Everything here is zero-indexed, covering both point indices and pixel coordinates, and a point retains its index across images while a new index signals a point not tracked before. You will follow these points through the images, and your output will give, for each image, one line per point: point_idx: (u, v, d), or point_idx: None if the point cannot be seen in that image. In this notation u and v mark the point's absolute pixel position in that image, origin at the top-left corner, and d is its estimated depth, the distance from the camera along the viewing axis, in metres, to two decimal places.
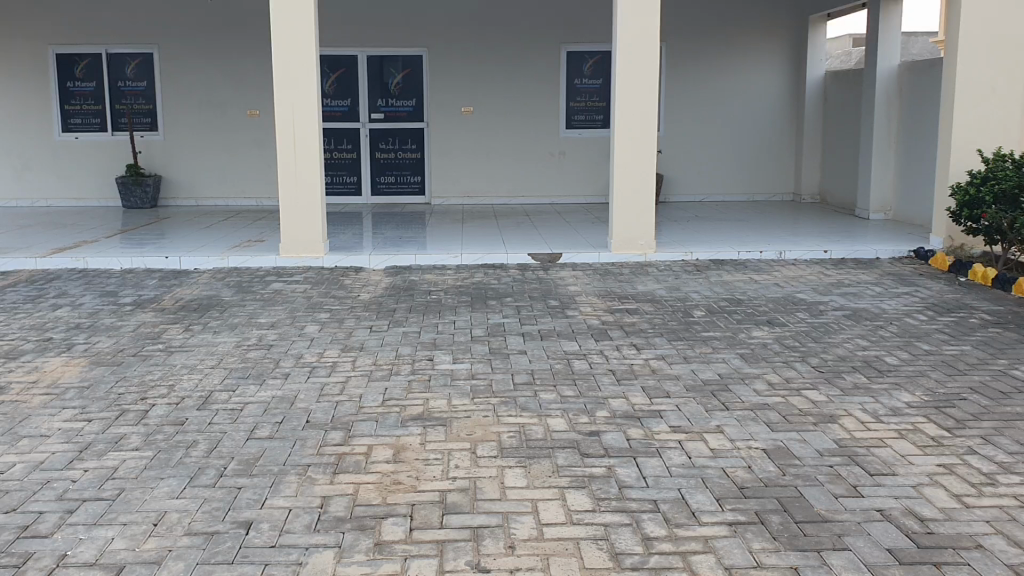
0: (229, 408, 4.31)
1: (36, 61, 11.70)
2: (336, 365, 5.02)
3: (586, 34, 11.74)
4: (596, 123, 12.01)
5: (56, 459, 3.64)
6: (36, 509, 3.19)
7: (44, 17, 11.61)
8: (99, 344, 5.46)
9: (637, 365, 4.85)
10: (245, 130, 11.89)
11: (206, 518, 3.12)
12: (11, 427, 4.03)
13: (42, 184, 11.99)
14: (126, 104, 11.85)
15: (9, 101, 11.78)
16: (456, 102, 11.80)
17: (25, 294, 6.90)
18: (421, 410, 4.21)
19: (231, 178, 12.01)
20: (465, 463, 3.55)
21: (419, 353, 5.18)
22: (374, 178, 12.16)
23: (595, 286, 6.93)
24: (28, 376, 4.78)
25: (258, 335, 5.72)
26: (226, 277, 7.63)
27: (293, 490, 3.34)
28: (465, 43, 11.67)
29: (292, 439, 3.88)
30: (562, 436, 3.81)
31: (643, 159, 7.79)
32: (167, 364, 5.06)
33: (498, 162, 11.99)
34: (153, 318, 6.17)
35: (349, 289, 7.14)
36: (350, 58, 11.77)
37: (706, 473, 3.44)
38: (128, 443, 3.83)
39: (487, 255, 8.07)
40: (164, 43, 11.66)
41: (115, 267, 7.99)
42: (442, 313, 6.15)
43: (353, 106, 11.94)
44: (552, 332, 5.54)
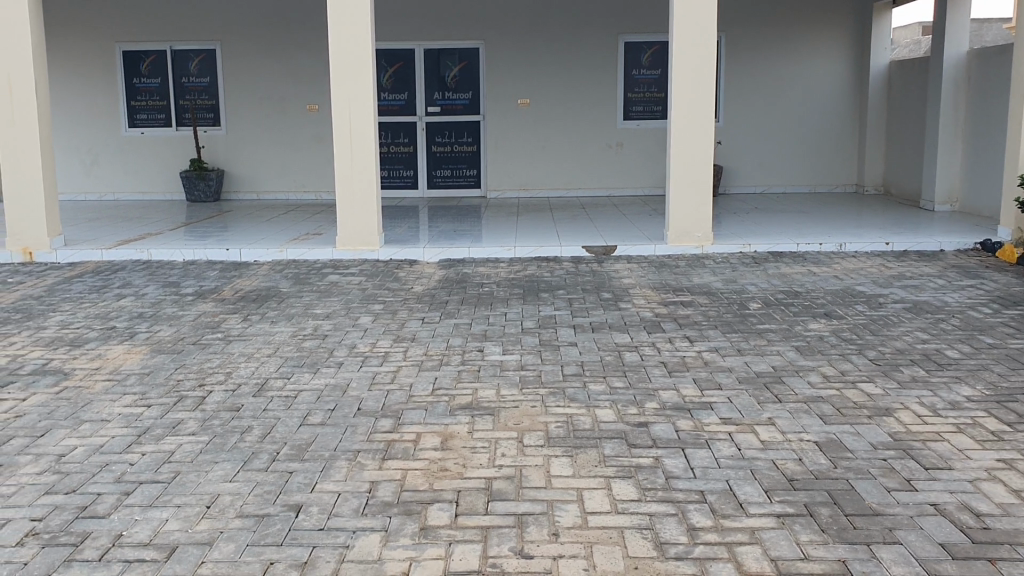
0: (283, 395, 4.39)
1: (104, 59, 12.02)
2: (388, 355, 5.07)
3: (644, 23, 11.62)
4: (655, 115, 11.90)
5: (116, 443, 3.75)
6: (94, 490, 3.29)
7: (111, 16, 11.93)
8: (160, 332, 5.61)
9: (690, 357, 4.81)
10: (305, 124, 12.05)
11: (259, 501, 3.19)
12: (74, 411, 4.16)
13: (110, 179, 12.33)
14: (189, 100, 12.10)
15: (79, 98, 12.13)
16: (513, 94, 11.81)
17: (91, 284, 7.12)
18: (470, 399, 4.23)
19: (291, 172, 12.19)
20: (512, 451, 3.56)
21: (470, 344, 5.20)
22: (431, 171, 12.25)
23: (650, 278, 6.88)
24: (92, 363, 4.93)
25: (314, 325, 5.81)
26: (285, 269, 7.76)
27: (343, 475, 3.40)
28: (522, 36, 11.67)
29: (343, 426, 3.93)
30: (610, 427, 3.79)
31: (700, 151, 7.70)
32: (225, 352, 5.17)
33: (555, 155, 11.98)
34: (212, 308, 6.31)
35: (403, 281, 7.19)
36: (407, 52, 11.87)
37: (756, 465, 3.39)
38: (185, 428, 3.93)
39: (541, 248, 8.07)
40: (227, 39, 11.88)
41: (179, 258, 8.19)
42: (494, 305, 6.17)
43: (409, 100, 12.03)
44: (604, 324, 5.51)
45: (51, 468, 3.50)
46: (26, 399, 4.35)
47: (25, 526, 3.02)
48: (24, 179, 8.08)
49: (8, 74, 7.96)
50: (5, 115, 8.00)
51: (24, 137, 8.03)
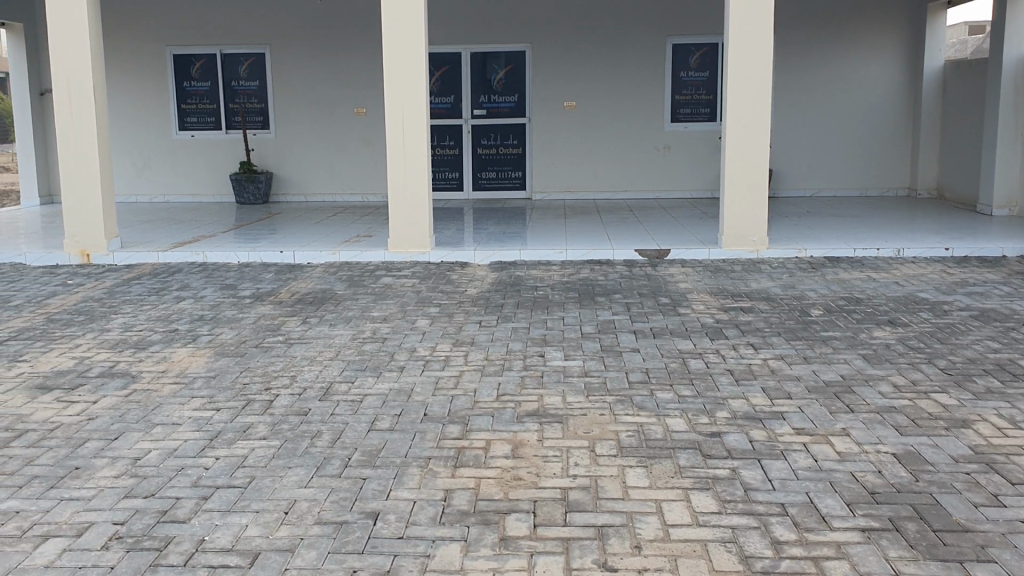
0: (349, 399, 4.41)
1: (155, 63, 12.19)
2: (448, 359, 5.06)
3: (693, 25, 11.53)
4: (703, 117, 11.79)
5: (189, 447, 3.78)
6: (173, 494, 3.32)
7: (163, 20, 12.10)
8: (222, 335, 5.66)
9: (756, 364, 4.75)
10: (353, 127, 12.12)
11: (335, 508, 3.19)
12: (145, 414, 4.21)
13: (161, 181, 12.49)
14: (239, 103, 12.23)
15: (131, 101, 12.30)
16: (560, 96, 11.79)
17: (149, 286, 7.21)
18: (536, 406, 4.21)
19: (339, 174, 12.27)
20: (585, 461, 3.54)
21: (531, 349, 5.18)
22: (476, 173, 12.27)
23: (706, 283, 6.82)
24: (158, 366, 4.98)
25: (373, 328, 5.83)
26: (338, 271, 7.81)
27: (416, 482, 3.39)
28: (569, 39, 11.65)
29: (412, 432, 3.93)
30: (682, 436, 3.76)
31: (756, 155, 7.63)
32: (288, 355, 5.21)
33: (602, 157, 11.93)
34: (271, 310, 6.35)
35: (456, 284, 7.20)
36: (453, 56, 11.91)
37: (835, 477, 3.34)
38: (256, 432, 3.96)
39: (593, 251, 8.03)
40: (276, 44, 11.99)
41: (234, 260, 8.28)
42: (550, 309, 6.14)
43: (455, 103, 12.07)
44: (664, 330, 5.48)
45: (127, 472, 3.54)
46: (97, 402, 4.40)
47: (107, 530, 3.06)
48: (82, 182, 8.21)
49: (68, 77, 8.08)
50: (65, 118, 8.12)
51: (83, 140, 8.14)
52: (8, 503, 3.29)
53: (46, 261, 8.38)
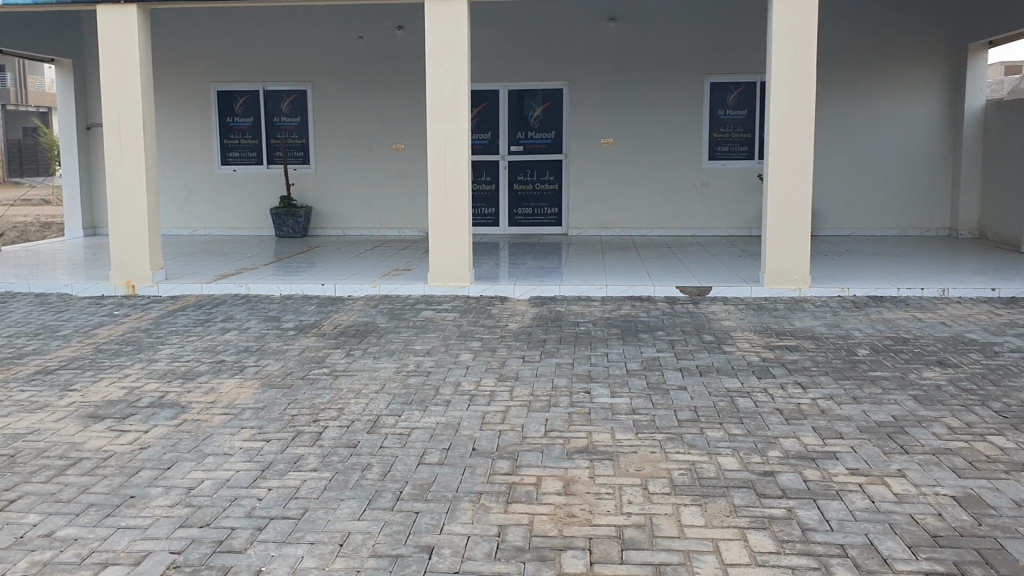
0: (396, 433, 4.41)
1: (200, 98, 12.43)
2: (494, 394, 5.05)
3: (732, 64, 11.57)
4: (741, 155, 11.79)
5: (242, 477, 3.80)
6: (228, 524, 3.34)
7: (208, 57, 12.35)
8: (268, 367, 5.71)
9: (805, 404, 4.69)
10: (391, 162, 12.24)
11: (390, 541, 3.19)
12: (196, 444, 4.24)
13: (202, 214, 12.67)
14: (280, 139, 12.40)
15: (175, 136, 12.53)
16: (598, 133, 11.86)
17: (195, 317, 7.30)
18: (585, 443, 4.19)
19: (377, 208, 12.38)
20: (638, 499, 3.51)
21: (577, 385, 5.16)
22: (512, 209, 12.32)
23: (749, 321, 6.78)
24: (207, 397, 5.02)
25: (416, 361, 5.85)
26: (379, 304, 7.85)
27: (469, 517, 3.38)
28: (606, 77, 11.74)
29: (462, 466, 3.92)
30: (736, 475, 3.73)
31: (799, 193, 7.61)
32: (333, 387, 5.23)
33: (639, 194, 11.95)
34: (315, 342, 6.40)
35: (497, 318, 7.22)
36: (491, 93, 12.03)
37: (894, 519, 3.28)
38: (307, 464, 3.97)
39: (633, 287, 8.01)
40: (318, 81, 12.19)
41: (276, 292, 8.35)
42: (593, 345, 6.14)
43: (492, 139, 12.18)
44: (711, 368, 5.44)
45: (181, 501, 3.56)
46: (149, 432, 4.44)
47: (166, 558, 3.08)
48: (131, 215, 8.35)
49: (118, 111, 8.25)
50: (115, 151, 8.28)
51: (132, 173, 8.30)
52: (66, 530, 3.32)
53: (91, 291, 8.50)
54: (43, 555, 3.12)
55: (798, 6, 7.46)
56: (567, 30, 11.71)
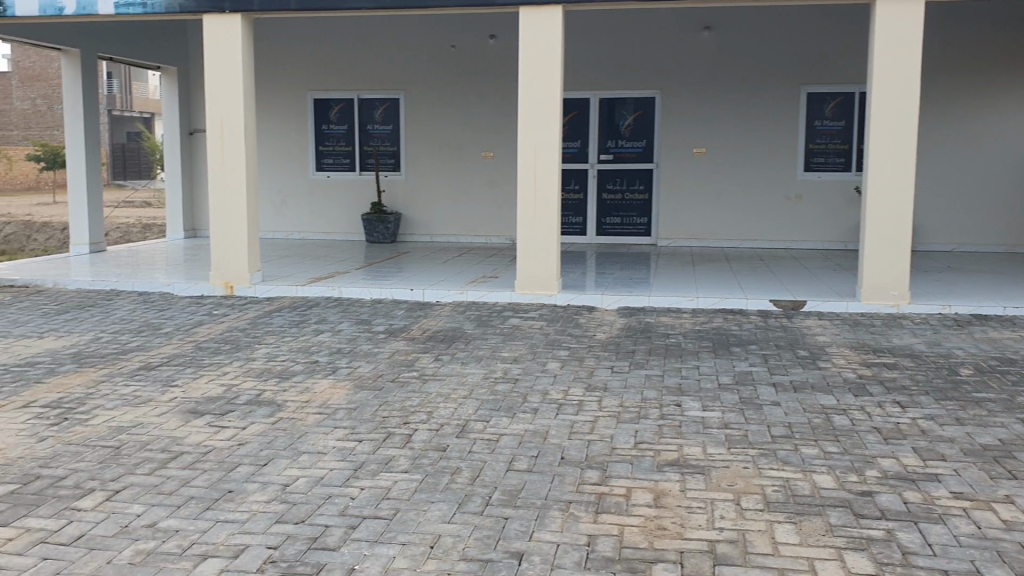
0: (485, 438, 4.44)
1: (297, 106, 12.75)
2: (582, 403, 5.03)
3: (830, 75, 11.32)
4: (838, 166, 11.51)
5: (335, 476, 3.88)
6: (322, 521, 3.41)
7: (307, 67, 12.67)
8: (359, 368, 5.82)
9: (904, 424, 4.55)
10: (481, 170, 12.34)
11: (480, 545, 3.21)
12: (291, 442, 4.35)
13: (296, 218, 12.99)
14: (373, 146, 12.63)
15: (273, 141, 12.88)
16: (690, 143, 11.75)
17: (290, 318, 7.48)
18: (676, 456, 4.14)
19: (466, 215, 12.48)
20: (731, 514, 3.46)
21: (667, 398, 5.11)
22: (600, 218, 12.24)
23: (845, 337, 6.61)
24: (301, 396, 5.14)
25: (504, 368, 5.87)
26: (467, 311, 7.92)
27: (559, 525, 3.38)
28: (699, 86, 11.62)
29: (550, 474, 3.92)
30: (832, 494, 3.63)
31: (899, 207, 7.40)
32: (423, 391, 5.29)
33: (730, 205, 11.77)
34: (405, 346, 6.49)
35: (585, 328, 7.20)
36: (582, 102, 12.03)
37: (1001, 546, 3.15)
38: (398, 465, 4.03)
39: (725, 300, 7.90)
40: (411, 89, 12.38)
41: (366, 296, 8.48)
42: (683, 358, 6.07)
43: (582, 147, 12.15)
44: (805, 384, 5.31)
45: (277, 497, 3.65)
46: (246, 428, 4.56)
47: (262, 553, 3.16)
48: (231, 218, 8.62)
49: (221, 118, 8.53)
50: (217, 156, 8.57)
51: (232, 178, 8.57)
52: (168, 521, 3.44)
53: (191, 291, 8.78)
54: (147, 544, 3.23)
55: (903, 16, 7.26)
56: (660, 39, 11.64)
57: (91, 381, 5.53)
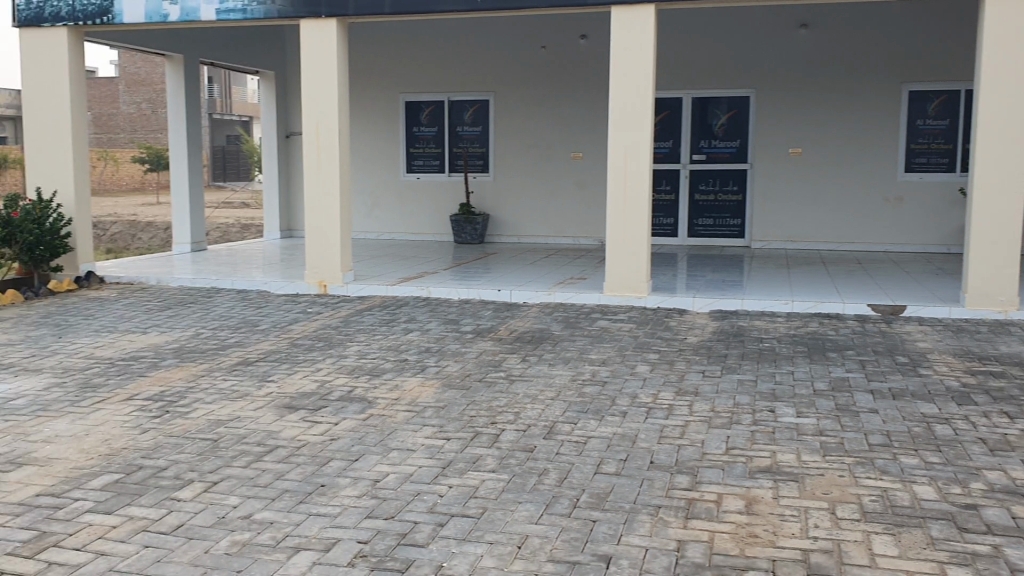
0: (573, 440, 4.42)
1: (389, 109, 12.96)
2: (672, 408, 4.97)
3: (933, 72, 10.92)
4: (941, 167, 11.08)
5: (424, 473, 3.92)
6: (411, 518, 3.44)
7: (399, 69, 12.86)
8: (448, 367, 5.87)
9: (1013, 436, 4.35)
10: (571, 171, 12.31)
11: (568, 547, 3.20)
12: (382, 438, 4.41)
13: (388, 219, 13.19)
14: (463, 147, 12.73)
15: (366, 143, 13.11)
16: (785, 143, 11.50)
17: (380, 317, 7.60)
18: (769, 462, 4.05)
19: (555, 216, 12.47)
20: (826, 523, 3.36)
21: (760, 403, 5.00)
22: (692, 220, 12.06)
23: (948, 344, 6.36)
24: (392, 394, 5.21)
25: (592, 370, 5.84)
26: (555, 312, 7.91)
27: (647, 529, 3.34)
28: (795, 85, 11.37)
29: (639, 478, 3.88)
30: (933, 506, 3.49)
31: (1008, 210, 7.09)
32: (511, 392, 5.30)
33: (826, 207, 11.48)
34: (493, 346, 6.52)
35: (675, 331, 7.11)
36: (674, 102, 11.90)
37: None
38: (486, 465, 4.05)
39: (820, 303, 7.69)
40: (502, 91, 12.45)
41: (456, 296, 8.55)
42: (777, 362, 5.93)
43: (673, 148, 12.01)
44: (905, 392, 5.13)
45: (368, 492, 3.71)
46: (338, 424, 4.65)
47: (353, 547, 3.21)
48: (324, 219, 8.80)
49: (316, 121, 8.72)
50: (312, 158, 8.77)
51: (326, 179, 8.75)
52: (263, 513, 3.52)
53: (288, 289, 9.00)
54: (243, 535, 3.32)
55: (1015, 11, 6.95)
56: (755, 37, 11.43)
57: (192, 375, 5.72)
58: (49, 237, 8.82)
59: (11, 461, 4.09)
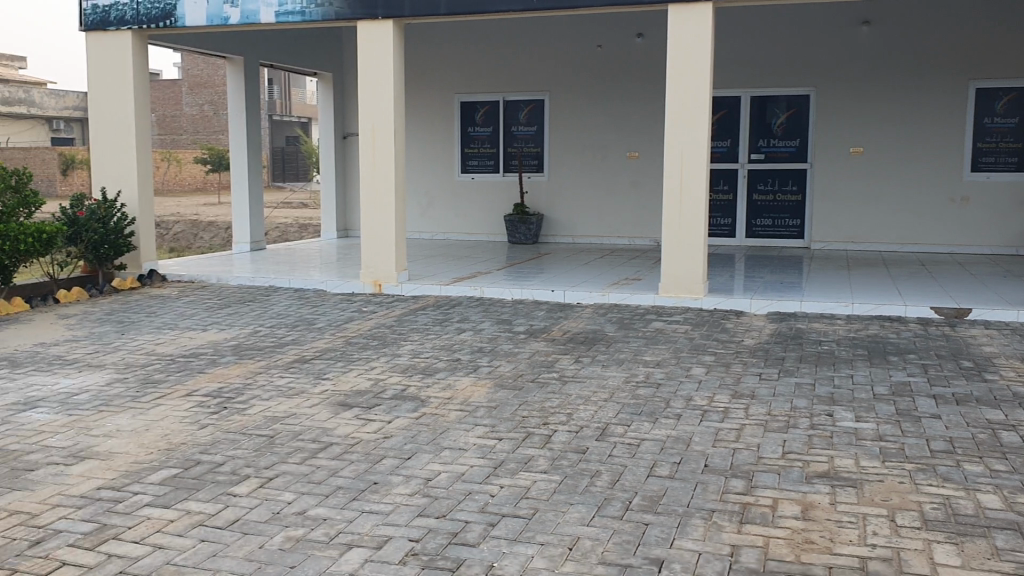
0: (625, 442, 4.39)
1: (445, 109, 13.02)
2: (728, 411, 4.90)
3: (1000, 69, 10.62)
4: (1009, 167, 10.77)
5: (475, 472, 3.92)
6: (462, 517, 3.45)
7: (455, 70, 12.91)
8: (501, 367, 5.87)
9: None
10: (626, 171, 12.24)
11: (619, 550, 3.17)
12: (434, 437, 4.42)
13: (443, 219, 13.25)
14: (518, 147, 12.73)
15: (422, 143, 13.19)
16: (845, 142, 11.29)
17: (434, 317, 7.64)
18: (826, 467, 3.97)
19: (610, 216, 12.41)
20: (885, 530, 3.28)
21: (818, 407, 4.91)
22: (750, 220, 11.90)
23: (1015, 348, 6.17)
24: (444, 393, 5.23)
25: (646, 372, 5.79)
26: (609, 313, 7.86)
27: (701, 533, 3.29)
28: (856, 83, 11.15)
29: (693, 482, 3.83)
30: (998, 515, 3.39)
31: None
32: (564, 393, 5.28)
33: (888, 208, 11.24)
34: (546, 347, 6.50)
35: (732, 333, 7.01)
36: (732, 101, 11.75)
37: None
38: (537, 465, 4.03)
39: (882, 306, 7.53)
40: (557, 91, 12.42)
41: (510, 297, 8.56)
42: (836, 366, 5.82)
43: (731, 147, 11.86)
44: (969, 397, 4.99)
45: (420, 491, 3.72)
46: (391, 422, 4.68)
47: (404, 545, 3.22)
48: (380, 219, 8.87)
49: (372, 122, 8.79)
50: (368, 158, 8.85)
51: (382, 179, 8.82)
52: (317, 510, 3.55)
53: (343, 288, 9.09)
54: (296, 532, 3.35)
55: None
56: (815, 34, 11.23)
57: (249, 372, 5.81)
58: (113, 236, 9.00)
59: (74, 455, 4.19)
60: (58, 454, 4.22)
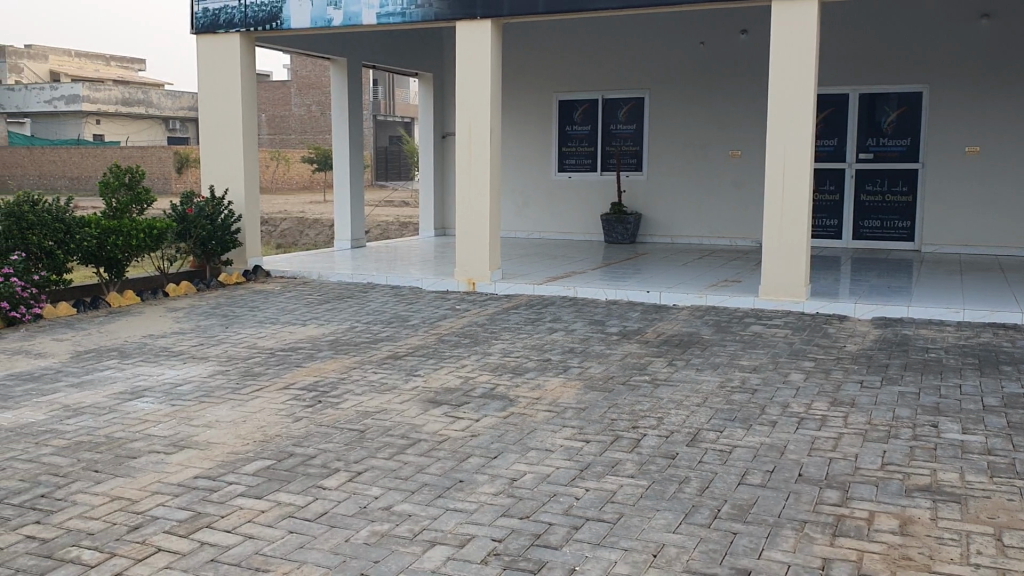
0: (716, 448, 4.29)
1: (543, 108, 13.01)
2: (825, 419, 4.74)
3: None
4: None
5: (561, 474, 3.90)
6: (546, 519, 3.42)
7: (554, 68, 12.89)
8: (592, 368, 5.82)
9: None
10: (727, 170, 12.00)
11: (705, 559, 3.09)
12: (521, 437, 4.41)
13: (540, 218, 13.24)
14: (616, 146, 12.64)
15: (520, 142, 13.20)
16: (960, 141, 10.80)
17: (526, 316, 7.64)
18: (928, 481, 3.80)
19: (710, 216, 12.19)
20: (990, 550, 3.11)
21: (922, 418, 4.70)
22: (857, 221, 11.52)
23: None
24: (534, 393, 5.22)
25: (741, 377, 5.65)
26: (705, 315, 7.72)
27: (791, 545, 3.19)
28: (972, 79, 10.66)
29: (785, 491, 3.71)
30: None
31: None
32: (654, 396, 5.20)
33: (1005, 209, 10.71)
34: (638, 349, 6.42)
35: (834, 338, 6.80)
36: (840, 98, 11.39)
37: None
38: (625, 469, 3.98)
39: (996, 313, 7.18)
40: (656, 89, 12.27)
41: (605, 297, 8.48)
42: (943, 375, 5.57)
43: (839, 146, 11.49)
44: None
45: (504, 491, 3.72)
46: (479, 421, 4.69)
47: (487, 545, 3.22)
48: (476, 217, 8.91)
49: (470, 120, 8.84)
50: (466, 157, 8.90)
51: (478, 177, 8.86)
52: (402, 506, 3.59)
53: (438, 286, 9.18)
54: (382, 527, 3.39)
55: None
56: (930, 28, 10.78)
57: (344, 367, 5.92)
58: (221, 233, 9.37)
59: (174, 444, 4.35)
60: (160, 442, 4.38)
